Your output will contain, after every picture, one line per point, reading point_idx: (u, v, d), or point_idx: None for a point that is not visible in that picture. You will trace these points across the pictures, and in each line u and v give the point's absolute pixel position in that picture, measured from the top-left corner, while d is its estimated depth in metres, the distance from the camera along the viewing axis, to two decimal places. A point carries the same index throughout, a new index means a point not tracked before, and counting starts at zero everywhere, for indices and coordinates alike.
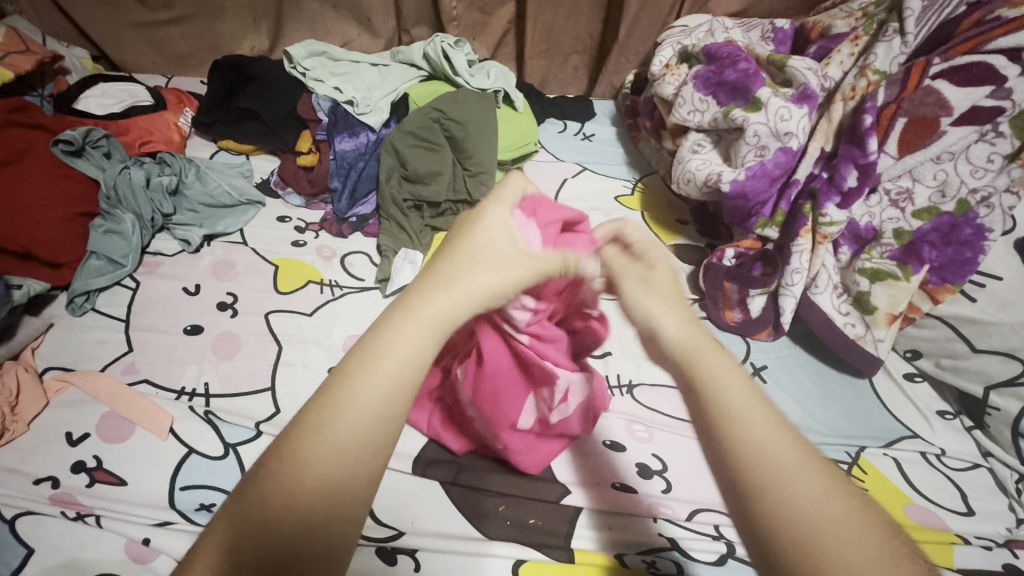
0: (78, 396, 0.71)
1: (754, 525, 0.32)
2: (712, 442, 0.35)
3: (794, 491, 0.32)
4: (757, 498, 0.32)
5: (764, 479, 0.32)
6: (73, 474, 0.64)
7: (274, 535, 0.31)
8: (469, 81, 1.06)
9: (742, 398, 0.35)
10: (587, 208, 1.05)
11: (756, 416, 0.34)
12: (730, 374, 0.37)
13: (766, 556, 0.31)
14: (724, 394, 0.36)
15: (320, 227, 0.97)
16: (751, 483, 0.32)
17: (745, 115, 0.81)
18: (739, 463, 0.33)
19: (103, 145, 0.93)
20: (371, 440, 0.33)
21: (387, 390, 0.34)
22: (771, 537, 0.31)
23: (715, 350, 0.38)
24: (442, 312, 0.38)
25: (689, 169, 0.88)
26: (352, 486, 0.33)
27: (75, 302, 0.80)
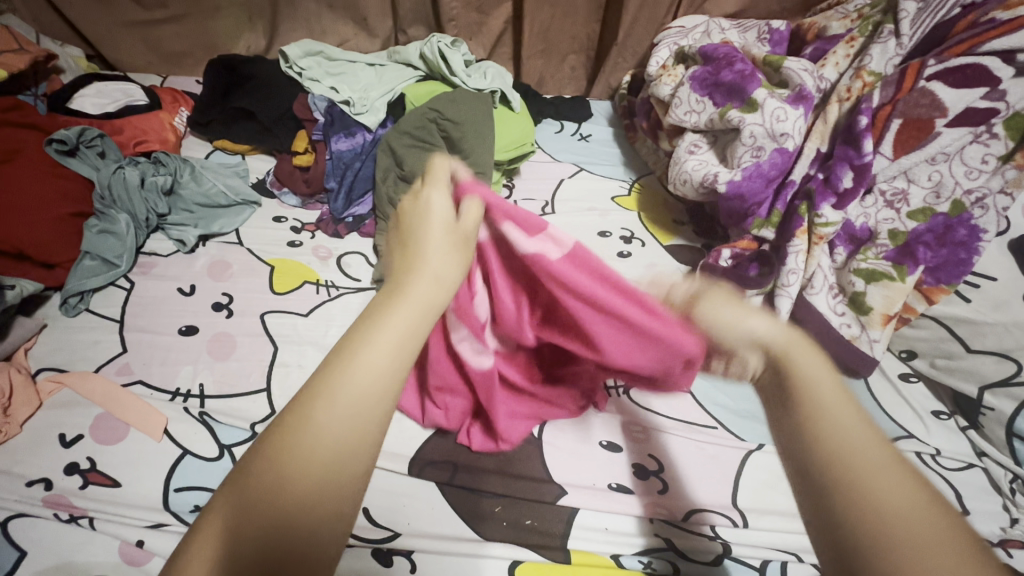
0: (72, 397, 0.71)
1: (832, 503, 0.36)
2: (799, 430, 0.40)
3: (877, 476, 0.36)
4: (839, 472, 0.36)
5: (845, 459, 0.37)
6: (66, 475, 0.64)
7: (279, 529, 0.33)
8: (465, 81, 1.06)
9: (832, 394, 0.40)
10: (584, 208, 1.05)
11: (843, 411, 0.39)
12: (824, 377, 0.42)
13: (839, 530, 0.35)
14: (813, 386, 0.41)
15: (316, 227, 0.97)
16: (836, 466, 0.37)
17: (741, 116, 0.81)
18: (824, 448, 0.38)
19: (97, 144, 0.92)
20: (364, 426, 0.36)
21: (373, 380, 0.37)
22: (845, 511, 0.35)
23: (807, 353, 0.44)
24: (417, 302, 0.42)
25: (686, 170, 0.88)
26: (349, 466, 0.35)
27: (69, 302, 0.80)
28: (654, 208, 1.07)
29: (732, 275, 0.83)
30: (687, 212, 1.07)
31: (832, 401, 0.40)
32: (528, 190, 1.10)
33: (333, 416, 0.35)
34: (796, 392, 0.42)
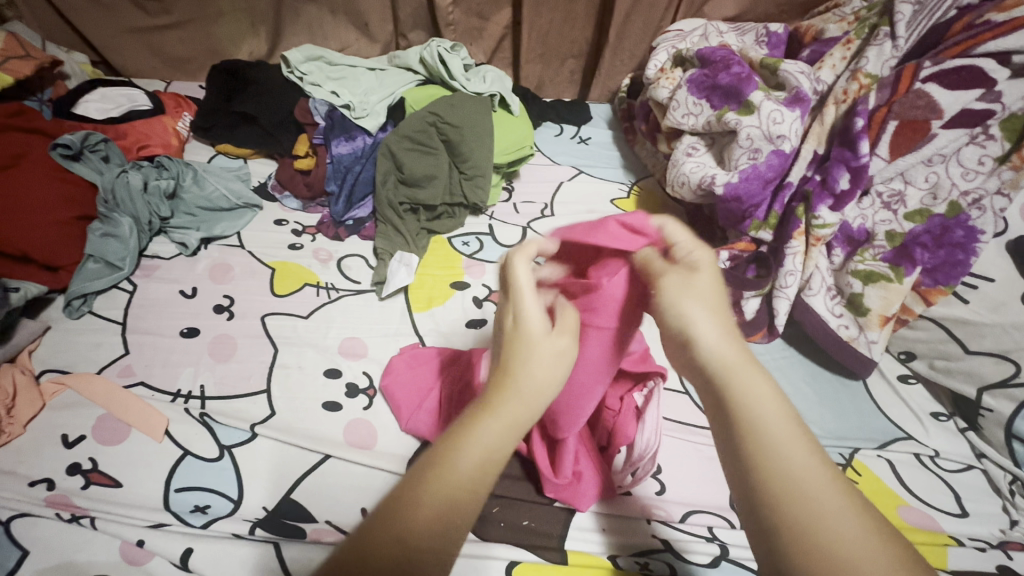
0: (74, 398, 0.71)
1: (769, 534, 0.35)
2: (735, 448, 0.38)
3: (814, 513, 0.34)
4: (780, 510, 0.35)
5: (778, 483, 0.36)
6: (69, 476, 0.65)
7: None
8: (465, 85, 1.07)
9: (772, 413, 0.38)
10: (582, 210, 1.07)
11: (785, 438, 0.37)
12: (765, 391, 0.39)
13: (774, 555, 0.35)
14: (760, 415, 0.37)
15: (317, 230, 0.98)
16: (769, 495, 0.36)
17: (738, 118, 0.82)
18: (762, 476, 0.36)
19: (102, 149, 0.93)
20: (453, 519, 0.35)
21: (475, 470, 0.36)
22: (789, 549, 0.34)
23: (750, 366, 0.40)
24: (530, 398, 0.40)
25: (683, 172, 0.89)
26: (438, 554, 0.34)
27: (73, 305, 0.81)
28: (653, 210, 1.08)
29: (731, 279, 0.84)
30: (685, 214, 1.07)
31: (775, 424, 0.37)
32: (528, 193, 1.11)
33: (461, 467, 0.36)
34: (742, 432, 0.37)
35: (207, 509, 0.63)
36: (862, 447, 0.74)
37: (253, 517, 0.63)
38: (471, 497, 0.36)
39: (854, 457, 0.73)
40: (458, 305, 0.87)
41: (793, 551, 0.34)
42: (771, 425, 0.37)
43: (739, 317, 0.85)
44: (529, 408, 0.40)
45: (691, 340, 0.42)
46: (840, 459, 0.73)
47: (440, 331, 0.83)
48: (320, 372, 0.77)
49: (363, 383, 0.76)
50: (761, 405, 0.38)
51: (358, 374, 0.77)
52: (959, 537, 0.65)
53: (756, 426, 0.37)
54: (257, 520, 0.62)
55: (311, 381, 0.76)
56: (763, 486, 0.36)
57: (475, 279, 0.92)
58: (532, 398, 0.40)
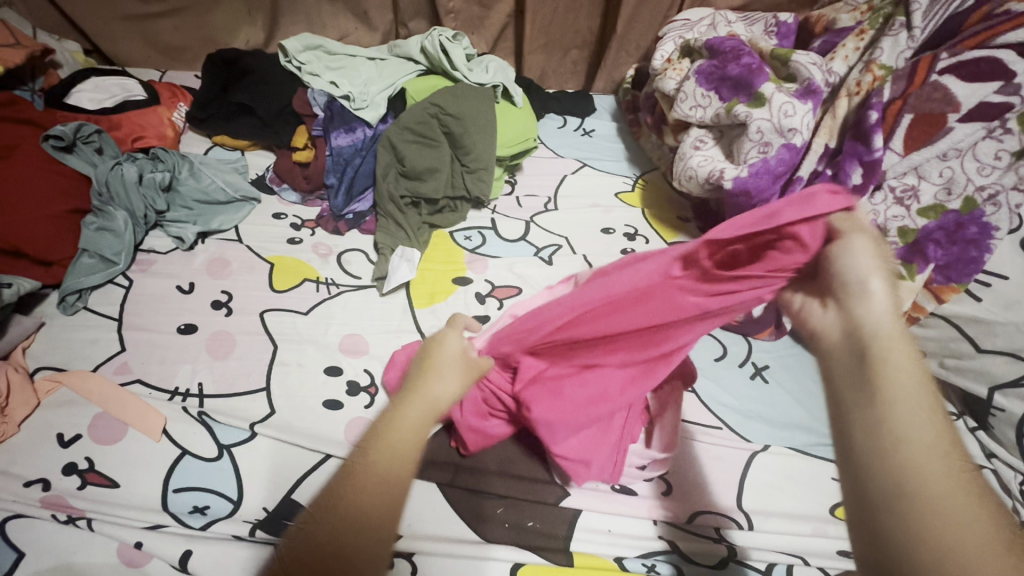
0: (70, 396, 0.70)
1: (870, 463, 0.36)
2: (862, 386, 0.39)
3: (924, 463, 0.35)
4: (888, 450, 0.36)
5: (889, 432, 0.37)
6: (65, 476, 0.63)
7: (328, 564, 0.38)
8: (467, 75, 1.04)
9: (905, 377, 0.39)
10: (586, 204, 1.05)
11: (919, 405, 0.37)
12: (909, 363, 0.40)
13: (861, 480, 0.36)
14: (894, 373, 0.39)
15: (317, 224, 0.96)
16: (885, 433, 0.37)
17: (748, 110, 0.79)
18: (882, 415, 0.37)
19: (95, 140, 0.90)
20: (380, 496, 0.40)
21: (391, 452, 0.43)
22: (883, 478, 0.35)
23: (903, 341, 0.41)
24: (433, 400, 0.49)
25: (691, 166, 0.87)
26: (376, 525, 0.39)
27: (67, 300, 0.79)
28: (658, 204, 1.06)
29: None
30: (691, 207, 1.06)
31: (909, 382, 0.39)
32: (531, 186, 1.09)
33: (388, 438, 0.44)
34: (873, 378, 0.39)
35: (206, 510, 0.62)
36: None
37: (253, 518, 0.62)
38: (395, 474, 0.41)
39: None
40: (460, 301, 0.86)
41: (883, 476, 0.35)
42: (903, 386, 0.38)
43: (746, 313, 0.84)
44: (435, 405, 0.49)
45: (854, 298, 0.44)
46: None
47: (443, 328, 0.82)
48: (321, 370, 0.76)
49: (365, 381, 0.75)
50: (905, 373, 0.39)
51: (359, 372, 0.76)
52: None
53: (895, 386, 0.38)
54: (257, 521, 0.61)
55: (311, 379, 0.75)
56: (874, 435, 0.37)
57: (477, 274, 0.90)
58: (431, 404, 0.49)
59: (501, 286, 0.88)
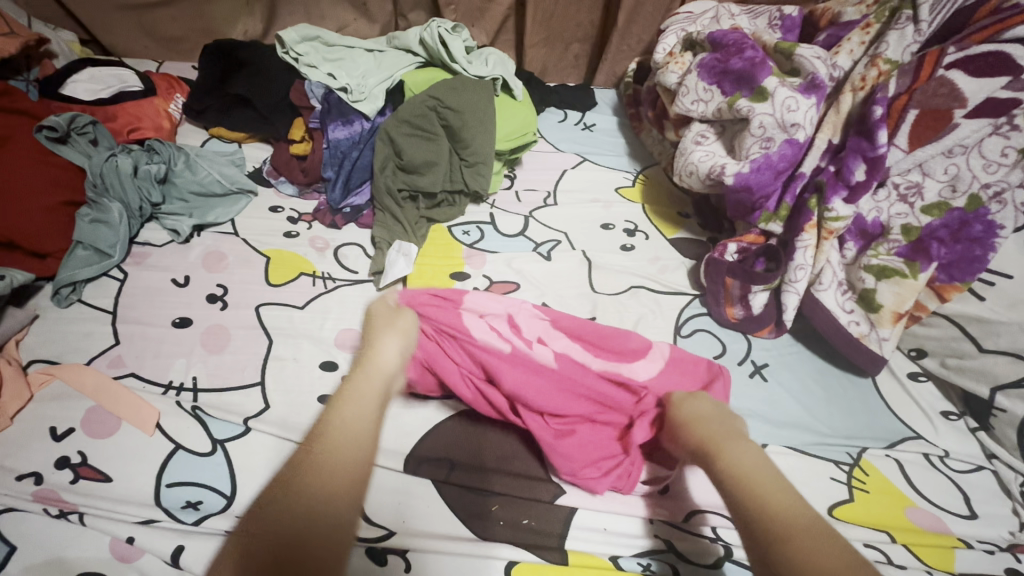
0: (63, 390, 0.70)
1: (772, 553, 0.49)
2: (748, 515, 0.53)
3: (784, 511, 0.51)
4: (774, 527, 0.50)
5: (762, 507, 0.52)
6: (57, 470, 0.63)
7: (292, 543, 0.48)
8: (466, 67, 1.03)
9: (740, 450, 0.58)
10: (586, 200, 1.04)
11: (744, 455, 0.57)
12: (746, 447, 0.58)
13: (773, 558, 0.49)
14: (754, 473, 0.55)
15: (314, 217, 0.95)
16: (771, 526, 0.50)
17: (751, 105, 0.78)
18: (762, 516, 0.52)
19: (89, 131, 0.89)
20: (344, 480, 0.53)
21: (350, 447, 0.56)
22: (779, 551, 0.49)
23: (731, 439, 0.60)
24: (367, 395, 0.62)
25: (692, 161, 0.86)
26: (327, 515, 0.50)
27: (61, 293, 0.78)
28: (658, 199, 1.05)
29: (739, 271, 0.82)
30: (691, 203, 1.05)
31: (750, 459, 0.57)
32: (531, 180, 1.08)
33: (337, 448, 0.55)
34: (741, 486, 0.55)
35: (199, 506, 0.62)
36: (870, 446, 0.72)
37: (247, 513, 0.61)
38: (345, 476, 0.53)
39: (862, 457, 0.71)
40: None
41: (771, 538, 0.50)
42: (761, 476, 0.55)
43: (746, 311, 0.83)
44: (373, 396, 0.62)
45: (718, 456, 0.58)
46: (847, 458, 0.71)
47: None
48: (316, 365, 0.75)
49: None
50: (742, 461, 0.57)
51: None
52: (968, 540, 0.64)
53: (746, 481, 0.55)
54: None
55: (307, 374, 0.74)
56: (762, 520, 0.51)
57: (475, 269, 0.89)
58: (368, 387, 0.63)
59: (499, 281, 0.87)
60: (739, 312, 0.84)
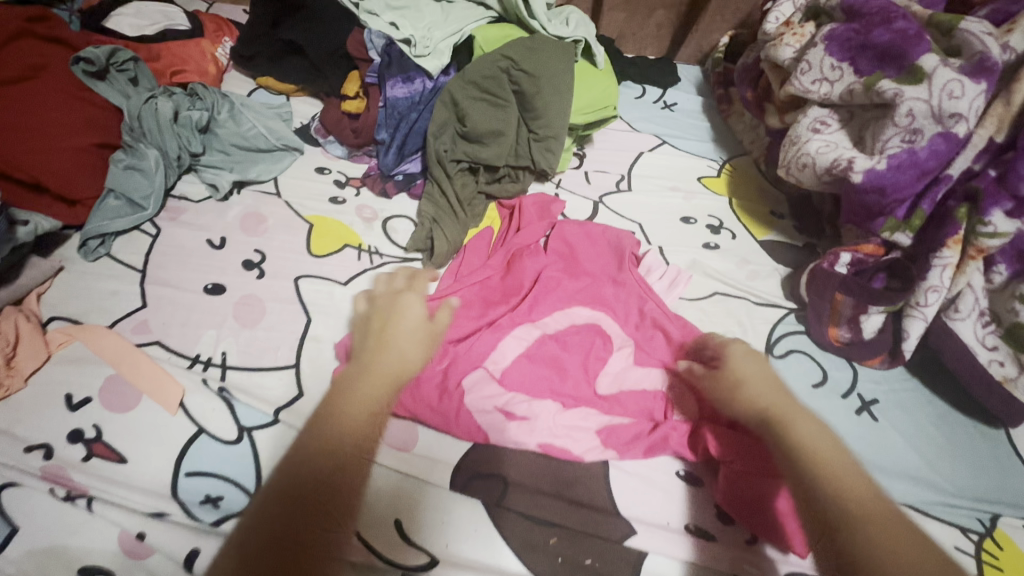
0: (82, 353, 0.63)
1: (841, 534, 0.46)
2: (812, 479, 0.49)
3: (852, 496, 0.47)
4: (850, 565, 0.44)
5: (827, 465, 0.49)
6: (69, 444, 0.57)
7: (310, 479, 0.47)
8: (546, 25, 0.90)
9: (818, 435, 0.52)
10: (665, 187, 0.93)
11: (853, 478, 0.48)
12: (813, 435, 0.52)
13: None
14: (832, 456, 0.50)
15: (362, 183, 0.86)
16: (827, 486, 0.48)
17: (897, 86, 0.64)
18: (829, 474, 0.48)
19: (130, 68, 0.81)
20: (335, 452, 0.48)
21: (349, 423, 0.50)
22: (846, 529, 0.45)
23: (803, 417, 0.54)
24: (398, 313, 0.61)
25: (807, 152, 0.72)
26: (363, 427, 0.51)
27: (89, 245, 0.71)
28: (747, 193, 0.92)
29: (854, 287, 0.70)
30: (787, 202, 0.91)
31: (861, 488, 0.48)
32: (602, 161, 0.96)
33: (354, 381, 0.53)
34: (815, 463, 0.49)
35: (218, 502, 0.54)
36: (1006, 515, 0.60)
37: None
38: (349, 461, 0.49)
39: (996, 526, 0.59)
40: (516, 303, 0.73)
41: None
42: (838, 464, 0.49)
43: (854, 335, 0.71)
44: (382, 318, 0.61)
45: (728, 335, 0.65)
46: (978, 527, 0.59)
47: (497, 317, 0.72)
48: None
49: None
50: (813, 439, 0.51)
51: None
52: None
53: (813, 455, 0.50)
54: None
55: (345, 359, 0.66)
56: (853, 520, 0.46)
57: None
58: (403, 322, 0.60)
59: None
60: (844, 335, 0.72)
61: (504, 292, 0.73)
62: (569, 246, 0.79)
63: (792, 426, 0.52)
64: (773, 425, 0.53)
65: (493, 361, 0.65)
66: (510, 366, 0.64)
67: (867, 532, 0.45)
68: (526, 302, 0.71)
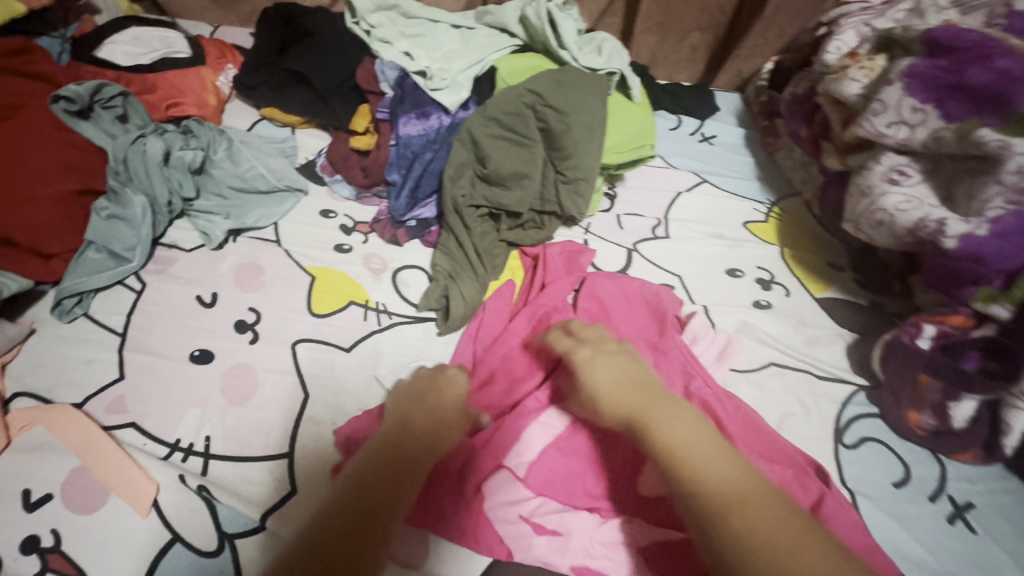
0: (46, 438, 0.55)
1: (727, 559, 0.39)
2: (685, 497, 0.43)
3: (713, 481, 0.43)
4: None
5: (696, 476, 0.43)
6: (22, 556, 0.48)
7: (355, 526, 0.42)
8: (576, 56, 0.81)
9: (693, 434, 0.46)
10: (706, 233, 0.83)
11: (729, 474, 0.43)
12: (681, 423, 0.47)
13: None
14: (692, 452, 0.45)
15: (371, 229, 0.78)
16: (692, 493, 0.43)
17: (1004, 138, 0.54)
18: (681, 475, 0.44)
19: (117, 105, 0.73)
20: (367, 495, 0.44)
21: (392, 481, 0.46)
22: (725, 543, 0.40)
23: (669, 405, 0.49)
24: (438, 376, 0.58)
25: (884, 208, 0.63)
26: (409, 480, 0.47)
27: (63, 305, 0.64)
28: (800, 242, 0.82)
29: (944, 370, 0.59)
30: (847, 253, 0.81)
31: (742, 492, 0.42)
32: (635, 203, 0.87)
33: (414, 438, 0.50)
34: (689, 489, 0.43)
35: None
36: None
37: None
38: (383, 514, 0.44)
39: None
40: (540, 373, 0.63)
41: None
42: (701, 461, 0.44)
43: (941, 424, 0.60)
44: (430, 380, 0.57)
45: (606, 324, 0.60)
46: None
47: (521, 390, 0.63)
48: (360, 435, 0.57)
49: None
50: (673, 431, 0.46)
51: None
52: None
53: (677, 458, 0.45)
54: None
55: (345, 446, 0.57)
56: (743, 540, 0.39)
57: None
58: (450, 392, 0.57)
59: None
60: (928, 423, 0.60)
61: (528, 360, 0.63)
62: (600, 304, 0.69)
63: (650, 423, 0.47)
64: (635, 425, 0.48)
65: (518, 455, 0.55)
66: (536, 459, 0.55)
67: (730, 526, 0.40)
68: (553, 378, 0.61)
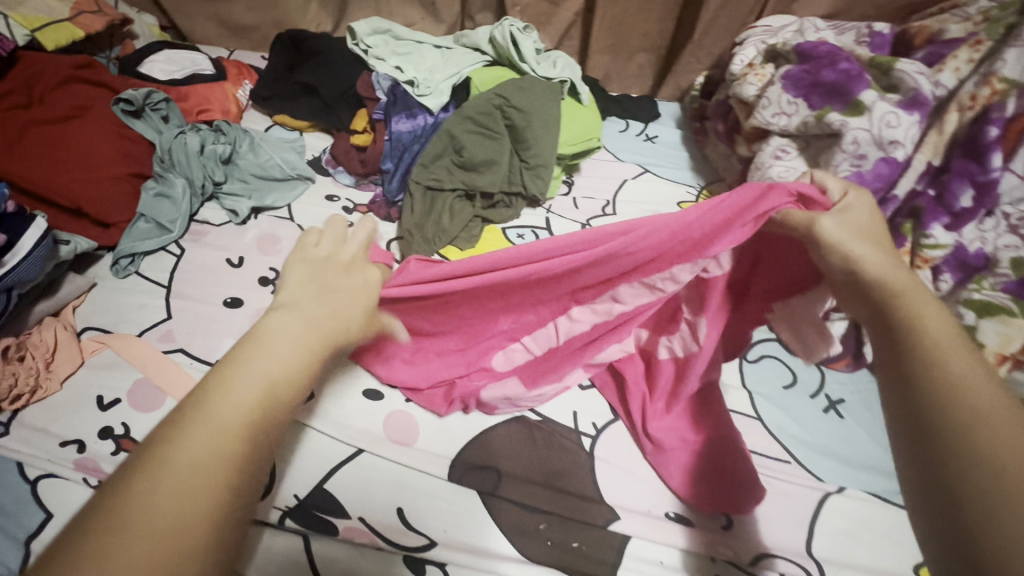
0: (113, 359, 0.69)
1: (930, 429, 0.36)
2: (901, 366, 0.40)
3: (947, 365, 0.38)
4: (949, 477, 0.34)
5: (926, 350, 0.40)
6: (100, 440, 0.62)
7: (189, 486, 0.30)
8: (535, 68, 1.00)
9: (939, 328, 0.40)
10: (647, 210, 1.01)
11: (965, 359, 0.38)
12: (932, 311, 0.42)
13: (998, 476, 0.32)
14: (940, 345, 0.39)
15: (368, 209, 0.94)
16: (911, 369, 0.39)
17: (844, 119, 0.73)
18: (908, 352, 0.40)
19: (162, 108, 0.90)
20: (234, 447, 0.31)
21: (248, 409, 0.33)
22: (939, 423, 0.36)
23: (919, 290, 0.44)
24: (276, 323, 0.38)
25: (770, 177, 0.80)
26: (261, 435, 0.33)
27: (120, 264, 0.79)
28: None
29: None
30: None
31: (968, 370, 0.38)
32: (589, 188, 1.05)
33: (273, 362, 0.35)
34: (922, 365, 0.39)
35: None
36: None
37: (283, 505, 0.59)
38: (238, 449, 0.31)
39: None
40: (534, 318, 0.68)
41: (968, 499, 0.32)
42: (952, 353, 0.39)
43: None
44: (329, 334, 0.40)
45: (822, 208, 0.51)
46: None
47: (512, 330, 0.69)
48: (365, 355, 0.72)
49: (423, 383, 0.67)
50: (929, 317, 0.42)
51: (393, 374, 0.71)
52: None
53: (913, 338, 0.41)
54: (288, 508, 0.59)
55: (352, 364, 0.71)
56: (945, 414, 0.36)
57: None
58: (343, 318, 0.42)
59: None
60: None
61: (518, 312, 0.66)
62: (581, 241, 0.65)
63: (905, 302, 0.43)
64: (887, 309, 0.44)
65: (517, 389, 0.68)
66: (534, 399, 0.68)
67: (951, 412, 0.36)
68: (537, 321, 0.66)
